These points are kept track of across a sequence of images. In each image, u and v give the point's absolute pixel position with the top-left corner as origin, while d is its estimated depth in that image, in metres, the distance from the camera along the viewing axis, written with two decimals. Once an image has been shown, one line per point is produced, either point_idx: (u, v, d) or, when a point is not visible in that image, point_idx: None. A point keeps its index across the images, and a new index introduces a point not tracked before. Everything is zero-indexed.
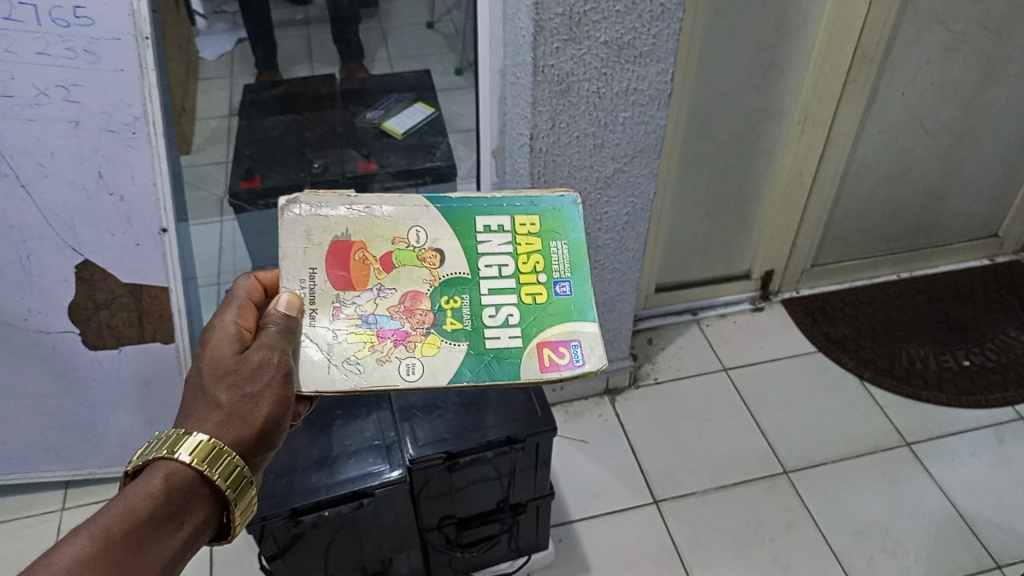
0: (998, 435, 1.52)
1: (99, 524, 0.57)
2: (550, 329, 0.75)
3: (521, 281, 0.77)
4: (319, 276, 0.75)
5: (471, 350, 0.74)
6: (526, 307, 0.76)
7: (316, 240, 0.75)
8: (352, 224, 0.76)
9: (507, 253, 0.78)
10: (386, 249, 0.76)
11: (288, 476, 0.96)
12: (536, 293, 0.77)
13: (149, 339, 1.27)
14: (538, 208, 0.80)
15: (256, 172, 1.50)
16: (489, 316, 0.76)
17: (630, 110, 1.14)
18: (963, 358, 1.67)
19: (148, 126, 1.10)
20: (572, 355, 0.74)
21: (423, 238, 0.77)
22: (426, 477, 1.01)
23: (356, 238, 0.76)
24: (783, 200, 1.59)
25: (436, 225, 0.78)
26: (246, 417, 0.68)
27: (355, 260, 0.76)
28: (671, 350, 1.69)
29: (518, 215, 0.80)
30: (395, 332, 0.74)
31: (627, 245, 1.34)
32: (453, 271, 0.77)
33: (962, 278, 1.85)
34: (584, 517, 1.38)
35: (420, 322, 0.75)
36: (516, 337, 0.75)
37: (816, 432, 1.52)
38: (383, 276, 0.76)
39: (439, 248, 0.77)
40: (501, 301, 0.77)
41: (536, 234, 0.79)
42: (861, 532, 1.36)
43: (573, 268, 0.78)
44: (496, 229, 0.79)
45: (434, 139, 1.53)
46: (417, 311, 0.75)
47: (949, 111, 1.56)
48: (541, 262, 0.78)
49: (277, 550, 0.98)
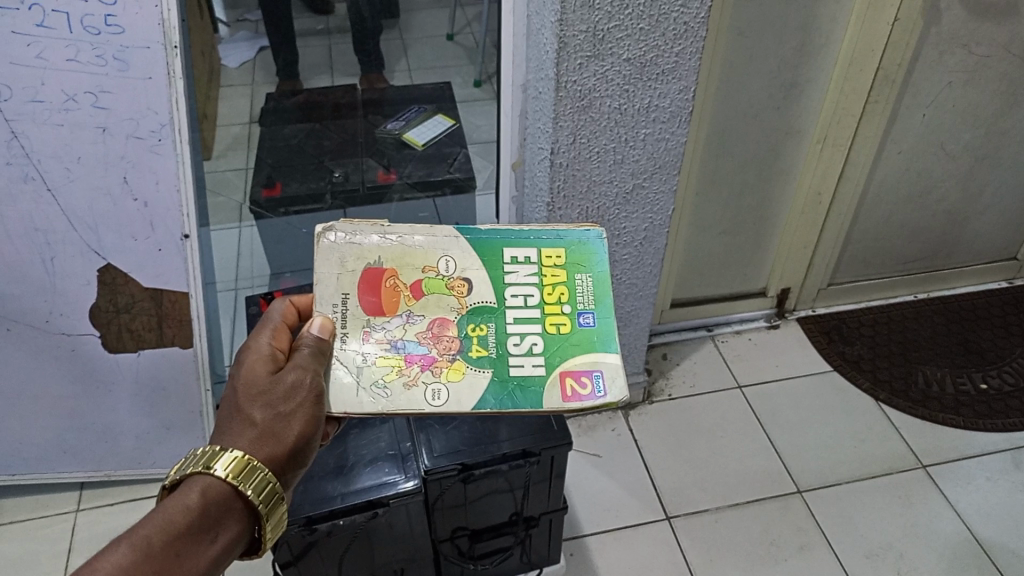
0: (1016, 460, 1.50)
1: (140, 534, 0.58)
2: (573, 359, 0.76)
3: (545, 311, 0.78)
4: (351, 301, 0.76)
5: (495, 376, 0.74)
6: (550, 337, 0.77)
7: (350, 265, 0.77)
8: (385, 251, 0.78)
9: (532, 284, 0.79)
10: (416, 277, 0.78)
11: (304, 485, 0.96)
12: (560, 323, 0.77)
13: (167, 344, 1.28)
14: (564, 241, 0.81)
15: (277, 180, 1.51)
16: (514, 345, 0.76)
17: (652, 127, 1.14)
18: (980, 381, 1.65)
19: (174, 133, 1.11)
20: (594, 385, 0.74)
21: (452, 267, 0.78)
22: (441, 488, 1.01)
23: (388, 265, 0.77)
24: (801, 219, 1.59)
25: (465, 255, 0.79)
26: (278, 436, 0.67)
27: (387, 286, 0.77)
28: (686, 365, 1.69)
29: (544, 247, 0.81)
30: (422, 357, 0.75)
31: (644, 260, 1.34)
32: (480, 300, 0.78)
33: (980, 301, 1.84)
34: (596, 531, 1.38)
35: (447, 348, 0.75)
36: (540, 366, 0.75)
37: (831, 452, 1.52)
38: (412, 303, 0.77)
39: (467, 277, 0.78)
40: (526, 330, 0.77)
41: (562, 266, 0.80)
42: (875, 554, 1.35)
43: (598, 300, 0.79)
44: (522, 260, 0.80)
45: (451, 149, 1.55)
46: (445, 337, 0.76)
47: (971, 133, 1.56)
48: (566, 293, 0.79)
49: (290, 558, 0.98)
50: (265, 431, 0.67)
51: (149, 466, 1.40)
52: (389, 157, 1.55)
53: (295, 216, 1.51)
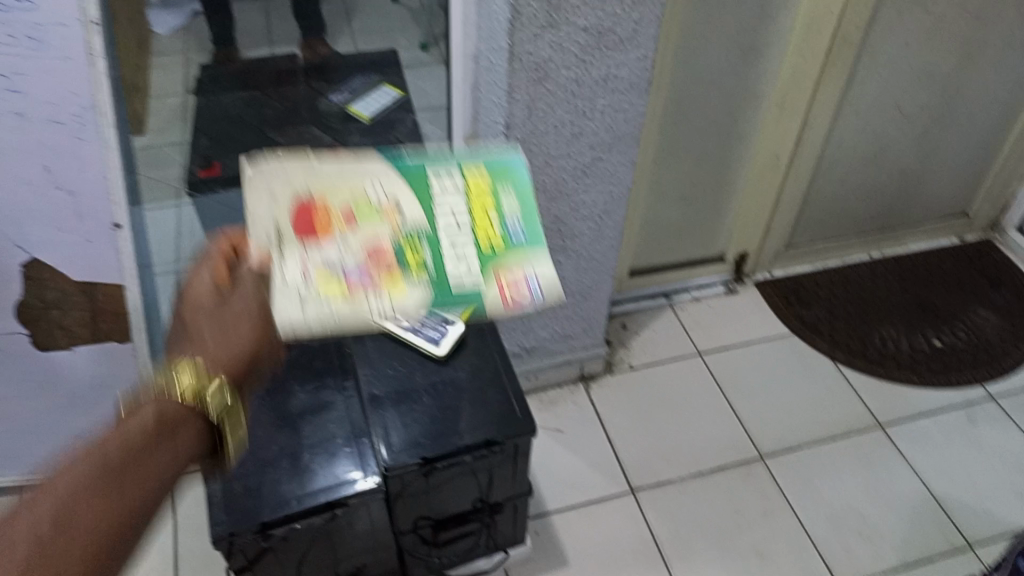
0: (969, 416, 1.53)
1: (95, 444, 0.53)
2: (507, 262, 0.69)
3: (477, 220, 0.71)
4: (279, 225, 0.67)
5: (435, 283, 0.66)
6: (484, 242, 0.69)
7: (277, 192, 0.68)
8: (312, 179, 0.70)
9: (461, 200, 0.72)
10: (346, 201, 0.69)
11: (257, 488, 0.92)
12: (492, 232, 0.71)
13: (104, 339, 1.23)
14: (483, 160, 0.76)
15: (215, 159, 1.49)
16: (451, 253, 0.68)
17: (610, 98, 1.10)
18: (934, 338, 1.67)
19: (99, 117, 1.03)
20: (530, 284, 0.67)
21: (382, 192, 0.71)
22: (403, 483, 0.98)
23: (316, 192, 0.69)
24: (758, 182, 1.57)
25: (394, 182, 0.72)
26: (225, 354, 0.64)
27: (317, 211, 0.68)
28: (646, 335, 1.67)
29: (466, 167, 0.75)
30: (359, 271, 0.65)
31: (604, 233, 1.31)
32: (412, 218, 0.70)
33: (932, 258, 1.86)
34: (561, 508, 1.37)
35: (385, 262, 0.66)
36: (477, 270, 0.68)
37: (792, 416, 1.52)
38: (344, 224, 0.68)
39: (397, 201, 0.71)
40: (462, 240, 0.69)
41: (486, 182, 0.74)
42: (837, 517, 1.36)
43: (526, 210, 0.73)
44: (449, 179, 0.73)
45: (399, 117, 1.49)
46: (382, 252, 0.67)
47: (926, 92, 1.54)
48: (493, 205, 0.73)
49: (246, 563, 0.94)
50: (207, 355, 0.64)
51: None
52: (334, 132, 1.50)
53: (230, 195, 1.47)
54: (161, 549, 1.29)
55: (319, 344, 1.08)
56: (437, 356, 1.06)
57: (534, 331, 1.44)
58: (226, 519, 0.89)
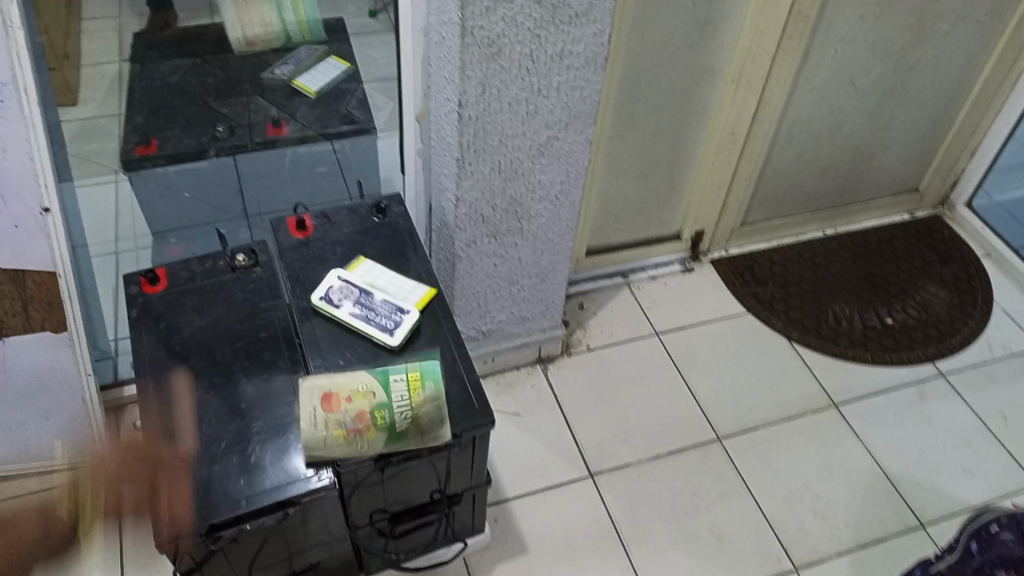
0: (920, 393, 1.55)
1: None
2: (420, 391, 0.93)
3: (408, 380, 0.94)
4: (309, 409, 0.91)
5: (389, 431, 0.90)
6: (410, 381, 0.93)
7: (310, 395, 0.92)
8: (334, 382, 0.93)
9: (401, 385, 0.93)
10: (343, 394, 0.92)
11: (204, 488, 0.88)
12: (415, 377, 0.94)
13: (37, 329, 1.17)
14: (415, 366, 0.96)
15: (152, 137, 1.58)
16: (398, 408, 0.91)
17: (565, 74, 1.06)
18: (886, 315, 1.69)
19: (18, 93, 0.97)
20: (431, 405, 0.92)
21: (365, 387, 0.92)
22: (358, 478, 0.94)
23: (332, 392, 0.92)
24: (715, 159, 1.55)
25: (365, 378, 0.93)
26: None
27: (337, 399, 0.91)
28: (604, 314, 1.65)
29: (403, 370, 0.95)
30: (353, 421, 0.90)
31: (561, 214, 1.27)
32: (371, 387, 0.92)
33: (884, 234, 1.87)
34: (520, 494, 1.35)
35: (359, 415, 0.90)
36: (405, 412, 0.91)
37: (748, 395, 1.52)
38: (344, 404, 0.91)
39: (364, 386, 0.92)
40: (399, 393, 0.92)
41: (420, 382, 0.93)
42: (793, 496, 1.37)
43: (432, 372, 0.95)
44: (396, 381, 0.93)
45: (347, 87, 1.63)
46: (360, 411, 0.91)
47: (880, 68, 1.54)
48: (419, 380, 0.94)
49: (193, 565, 0.90)
50: None
51: (27, 459, 1.28)
52: (280, 106, 1.65)
53: (174, 171, 1.60)
54: (105, 547, 1.24)
55: (267, 334, 1.03)
56: (391, 346, 1.01)
57: (490, 314, 1.41)
58: (171, 523, 0.85)
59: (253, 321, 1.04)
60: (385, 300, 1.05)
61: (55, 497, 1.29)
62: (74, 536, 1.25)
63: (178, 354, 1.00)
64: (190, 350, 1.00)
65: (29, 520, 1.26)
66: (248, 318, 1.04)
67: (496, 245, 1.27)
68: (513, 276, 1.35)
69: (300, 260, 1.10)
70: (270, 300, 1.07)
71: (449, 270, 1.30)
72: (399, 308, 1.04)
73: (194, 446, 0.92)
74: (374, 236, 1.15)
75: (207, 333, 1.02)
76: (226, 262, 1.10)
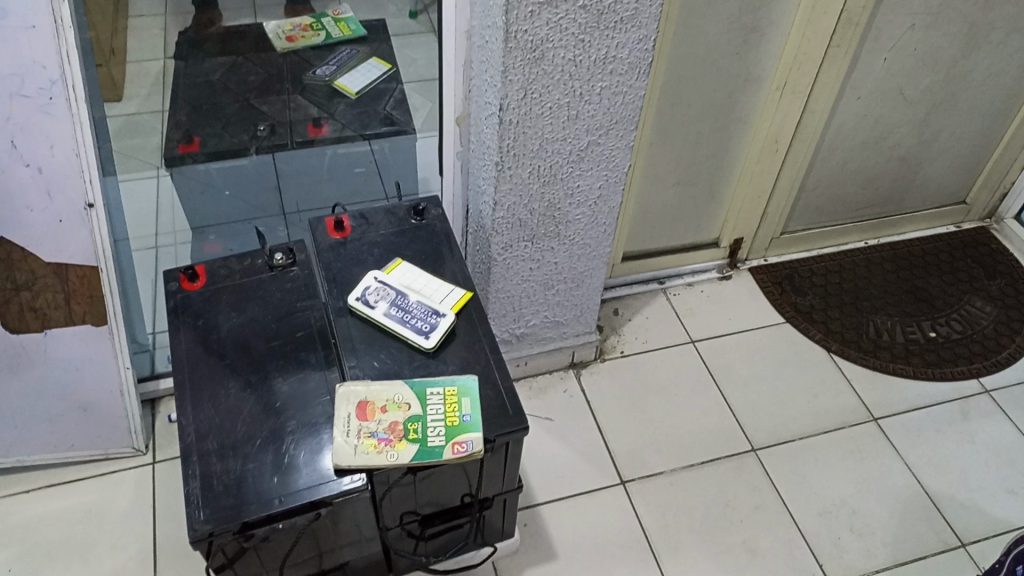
0: (963, 410, 1.51)
1: None
2: (457, 430, 0.92)
3: (446, 409, 0.94)
4: (344, 413, 0.93)
5: (420, 448, 0.91)
6: (447, 415, 0.94)
7: (348, 400, 0.94)
8: (370, 391, 0.95)
9: (440, 408, 0.94)
10: (380, 403, 0.94)
11: (238, 485, 0.88)
12: (454, 412, 0.94)
13: (77, 322, 1.18)
14: (457, 384, 0.97)
15: (195, 134, 1.60)
16: (433, 433, 0.92)
17: (608, 80, 1.05)
18: (929, 329, 1.65)
19: (67, 90, 1.00)
20: (466, 446, 0.91)
21: (403, 401, 0.95)
22: (389, 480, 0.93)
23: (369, 399, 0.95)
24: (757, 167, 1.52)
25: (404, 394, 0.96)
26: None
27: (373, 408, 0.94)
28: (638, 321, 1.63)
29: (443, 388, 0.96)
30: (385, 433, 0.92)
31: (599, 219, 1.26)
32: (410, 407, 0.94)
33: (928, 246, 1.83)
34: (550, 500, 1.34)
35: (394, 427, 0.92)
36: (440, 438, 0.92)
37: (784, 407, 1.50)
38: (379, 412, 0.93)
39: (403, 401, 0.95)
40: (437, 423, 0.93)
41: (457, 404, 0.95)
42: (829, 512, 1.34)
43: (474, 406, 0.95)
44: (434, 399, 0.95)
45: (385, 88, 1.66)
46: (394, 423, 0.93)
47: (930, 77, 1.50)
48: (458, 405, 0.95)
49: (226, 561, 0.90)
50: None
51: (66, 450, 1.30)
52: (320, 104, 1.65)
53: (213, 170, 1.60)
54: (139, 537, 1.25)
55: (302, 333, 1.03)
56: (426, 349, 1.01)
57: (524, 318, 1.40)
58: (206, 519, 0.85)
59: (289, 320, 1.04)
60: (420, 302, 1.04)
61: (92, 487, 1.31)
62: (110, 526, 1.26)
63: (215, 351, 1.00)
64: (227, 347, 1.01)
65: (67, 509, 1.28)
66: (285, 316, 1.05)
67: (532, 249, 1.26)
68: (548, 281, 1.34)
69: (337, 260, 1.10)
70: (306, 299, 1.07)
71: (484, 273, 1.30)
72: (434, 310, 1.04)
73: (229, 443, 0.92)
74: (411, 238, 1.15)
75: (244, 331, 1.03)
76: (265, 261, 1.11)
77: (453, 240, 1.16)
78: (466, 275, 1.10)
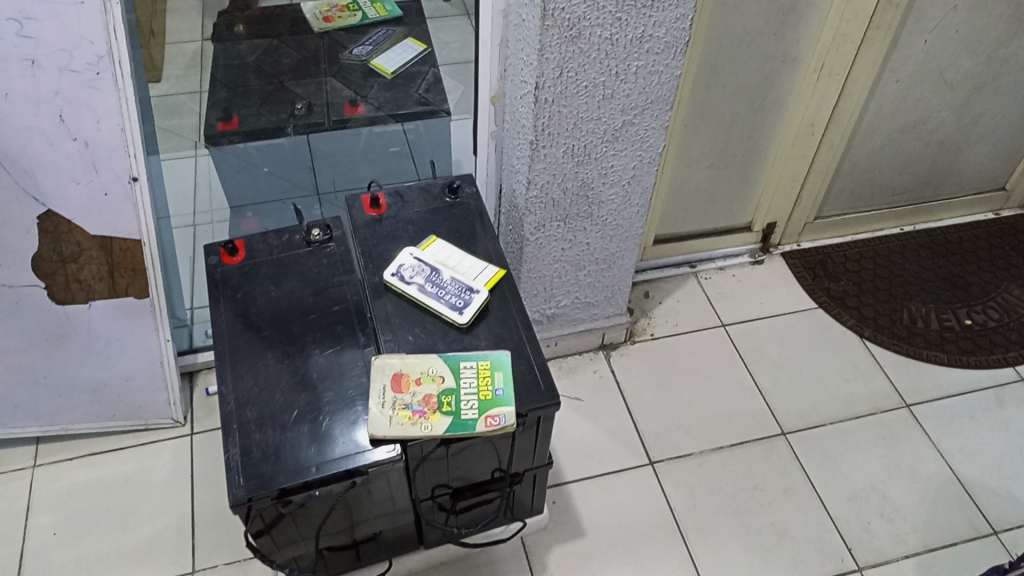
0: (998, 398, 1.49)
1: None
2: (490, 404, 0.94)
3: (479, 384, 0.95)
4: (380, 384, 0.95)
5: (453, 421, 0.92)
6: (481, 390, 0.95)
7: (384, 372, 0.96)
8: (405, 364, 0.97)
9: (473, 382, 0.96)
10: (415, 376, 0.96)
11: (276, 453, 0.90)
12: (487, 387, 0.95)
13: (120, 295, 1.22)
14: (491, 358, 0.98)
15: (233, 113, 1.63)
16: (467, 404, 0.94)
17: (644, 59, 1.04)
18: (964, 316, 1.63)
19: (113, 65, 1.03)
20: (499, 420, 0.93)
21: (437, 374, 0.96)
22: (423, 452, 0.95)
23: (404, 372, 0.96)
24: (792, 150, 1.51)
25: (439, 367, 0.97)
26: None
27: (408, 380, 0.95)
28: (669, 304, 1.63)
29: (476, 362, 0.98)
30: (419, 406, 0.93)
31: (632, 200, 1.26)
32: (445, 381, 0.96)
33: (966, 232, 1.80)
34: (579, 479, 1.35)
35: (427, 400, 0.94)
36: (473, 412, 0.93)
37: (815, 392, 1.49)
38: (414, 385, 0.95)
39: (437, 374, 0.97)
40: (470, 396, 0.94)
41: (491, 378, 0.96)
42: (859, 497, 1.34)
43: (507, 381, 0.96)
44: (468, 373, 0.96)
45: (419, 69, 1.67)
46: (428, 396, 0.94)
47: (971, 60, 1.48)
48: (491, 379, 0.96)
49: (264, 527, 0.93)
50: None
51: (108, 419, 1.34)
52: (356, 85, 1.66)
53: (252, 148, 1.63)
54: (177, 506, 1.28)
55: (339, 307, 1.05)
56: (460, 325, 1.02)
57: (555, 299, 1.41)
58: (245, 484, 0.87)
59: (326, 294, 1.06)
60: (454, 279, 1.06)
61: (132, 456, 1.34)
62: (150, 494, 1.30)
63: (254, 323, 1.03)
64: (265, 320, 1.03)
65: (109, 477, 1.32)
66: (322, 291, 1.06)
67: (565, 229, 1.27)
68: (580, 261, 1.35)
69: (373, 237, 1.12)
70: (343, 274, 1.08)
71: (516, 252, 1.31)
72: (468, 287, 1.05)
73: (267, 412, 0.94)
74: (445, 216, 1.16)
75: (281, 304, 1.05)
76: (302, 236, 1.12)
77: (487, 218, 1.17)
78: (499, 253, 1.11)
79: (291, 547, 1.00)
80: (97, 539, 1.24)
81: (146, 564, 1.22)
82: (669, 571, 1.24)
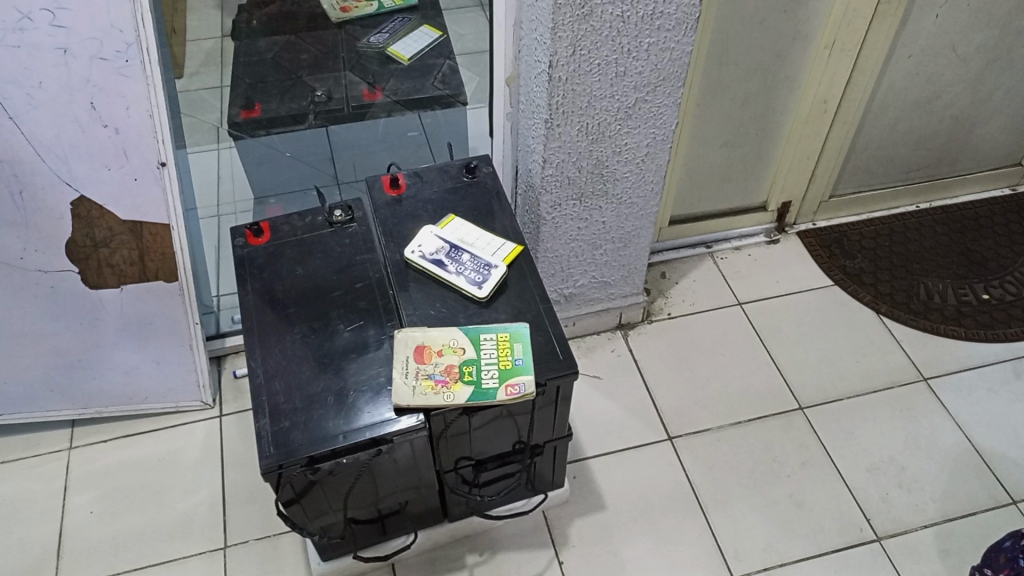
0: (1017, 370, 1.50)
1: None
2: (510, 373, 0.96)
3: (499, 355, 0.98)
4: (404, 357, 0.98)
5: (474, 390, 0.95)
6: (501, 360, 0.97)
7: (407, 344, 0.99)
8: (428, 336, 1.00)
9: (493, 353, 0.98)
10: (438, 348, 0.99)
11: (305, 424, 0.94)
12: (506, 358, 0.98)
13: (150, 279, 1.26)
14: (510, 329, 1.01)
15: (256, 101, 1.68)
16: (487, 374, 0.96)
17: (656, 36, 1.06)
18: (982, 291, 1.64)
19: (141, 53, 1.07)
20: (519, 390, 0.95)
21: (458, 345, 0.99)
22: (445, 422, 0.98)
23: (427, 344, 0.99)
24: (805, 128, 1.53)
25: (461, 338, 1.00)
26: None
27: (431, 352, 0.98)
28: (685, 284, 1.65)
29: (496, 333, 1.00)
30: (442, 376, 0.96)
31: (646, 177, 1.28)
32: (466, 352, 0.98)
33: (983, 208, 1.80)
34: (598, 454, 1.37)
35: (449, 370, 0.97)
36: (494, 381, 0.96)
37: (833, 367, 1.50)
38: (436, 357, 0.98)
39: (459, 345, 0.99)
40: (491, 366, 0.97)
41: (510, 348, 0.99)
42: (877, 468, 1.35)
43: (526, 351, 0.99)
44: (489, 343, 0.99)
45: (435, 61, 1.69)
46: (450, 367, 0.97)
47: (985, 33, 1.48)
48: (511, 350, 0.98)
49: (294, 495, 0.96)
50: None
51: (141, 402, 1.38)
52: (374, 72, 1.70)
53: (277, 136, 1.69)
54: (209, 484, 1.32)
55: (362, 284, 1.08)
56: (479, 299, 1.05)
57: (572, 278, 1.44)
58: (275, 453, 0.91)
59: (349, 272, 1.09)
60: (474, 257, 1.08)
61: (163, 437, 1.38)
62: (182, 473, 1.34)
63: (279, 301, 1.06)
64: (291, 298, 1.06)
65: (142, 457, 1.36)
66: (345, 269, 1.09)
67: (581, 208, 1.29)
68: (596, 240, 1.37)
69: (393, 216, 1.15)
70: (364, 253, 1.11)
71: (533, 231, 1.33)
72: (486, 263, 1.08)
73: (295, 385, 0.98)
74: (464, 195, 1.19)
75: (306, 283, 1.08)
76: (325, 217, 1.16)
77: (504, 197, 1.19)
78: (517, 229, 1.14)
79: (319, 516, 1.03)
80: (132, 517, 1.28)
81: (180, 539, 1.26)
82: (689, 542, 1.26)
